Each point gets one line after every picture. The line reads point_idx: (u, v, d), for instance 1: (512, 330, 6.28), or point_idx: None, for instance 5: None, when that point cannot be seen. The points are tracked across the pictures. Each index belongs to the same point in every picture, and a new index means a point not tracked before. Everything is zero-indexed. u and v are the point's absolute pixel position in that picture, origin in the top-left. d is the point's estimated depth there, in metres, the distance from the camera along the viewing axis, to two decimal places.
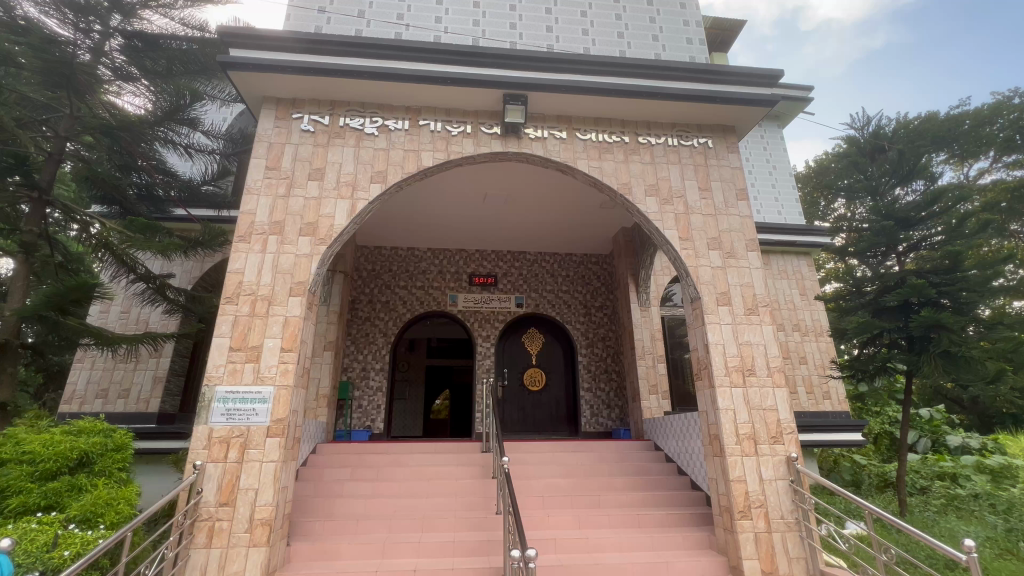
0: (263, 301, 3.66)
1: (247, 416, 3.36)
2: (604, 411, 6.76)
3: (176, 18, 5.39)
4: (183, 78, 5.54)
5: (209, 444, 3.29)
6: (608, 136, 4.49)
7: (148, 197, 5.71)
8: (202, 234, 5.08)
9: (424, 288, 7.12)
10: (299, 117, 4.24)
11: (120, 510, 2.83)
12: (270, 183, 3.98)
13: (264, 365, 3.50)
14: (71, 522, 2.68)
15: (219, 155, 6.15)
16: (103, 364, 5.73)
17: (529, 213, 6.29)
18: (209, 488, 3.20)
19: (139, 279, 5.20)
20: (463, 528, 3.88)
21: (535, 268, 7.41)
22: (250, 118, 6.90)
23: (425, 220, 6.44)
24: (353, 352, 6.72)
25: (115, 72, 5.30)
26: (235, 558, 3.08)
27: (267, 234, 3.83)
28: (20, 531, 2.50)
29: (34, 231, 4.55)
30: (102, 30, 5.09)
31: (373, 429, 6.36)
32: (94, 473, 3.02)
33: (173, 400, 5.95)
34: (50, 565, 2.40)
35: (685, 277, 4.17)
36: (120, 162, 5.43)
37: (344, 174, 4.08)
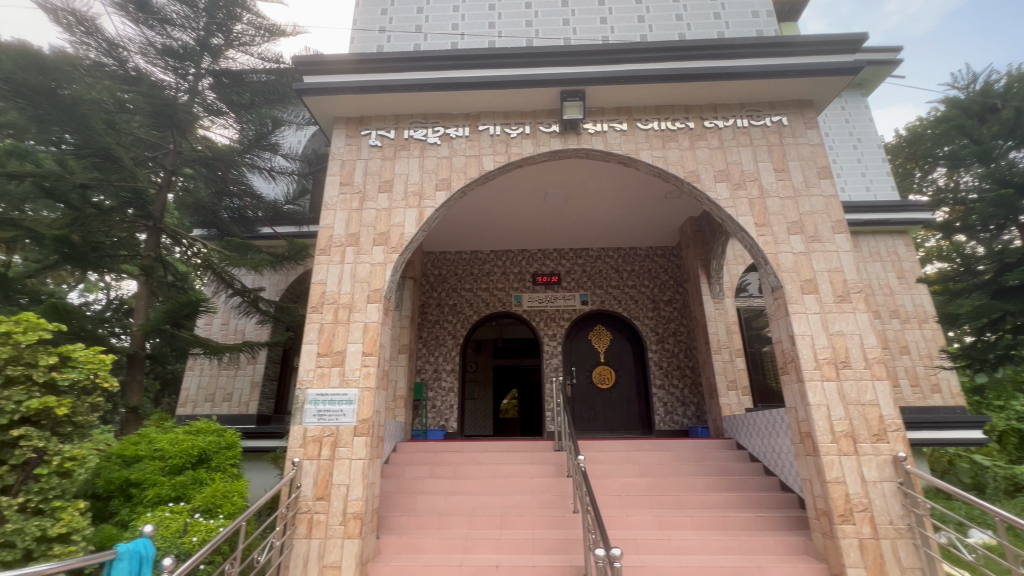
0: (344, 308, 3.90)
1: (337, 416, 3.61)
2: (679, 408, 6.53)
3: (255, 53, 5.92)
4: (264, 107, 6.05)
5: (304, 442, 3.57)
6: (671, 124, 4.33)
7: (240, 219, 6.26)
8: (288, 249, 5.53)
9: (489, 289, 7.25)
10: (367, 133, 4.48)
11: (234, 502, 3.15)
12: (345, 198, 4.24)
13: (348, 368, 3.74)
14: (197, 512, 3.03)
15: (298, 175, 6.58)
16: (209, 371, 6.41)
17: (591, 210, 6.22)
18: (307, 483, 3.47)
19: (236, 293, 5.75)
20: (541, 526, 3.91)
21: (598, 265, 7.31)
22: (323, 139, 7.40)
23: (486, 223, 6.55)
24: (425, 355, 6.99)
25: (208, 108, 5.87)
26: (333, 549, 3.31)
27: (344, 246, 4.09)
28: (158, 518, 2.86)
29: (151, 255, 5.16)
30: (195, 72, 5.70)
31: (447, 428, 6.57)
32: (212, 468, 3.39)
33: (269, 403, 6.52)
34: (182, 549, 2.72)
35: (763, 264, 3.92)
36: (216, 189, 6.00)
37: (411, 184, 4.26)
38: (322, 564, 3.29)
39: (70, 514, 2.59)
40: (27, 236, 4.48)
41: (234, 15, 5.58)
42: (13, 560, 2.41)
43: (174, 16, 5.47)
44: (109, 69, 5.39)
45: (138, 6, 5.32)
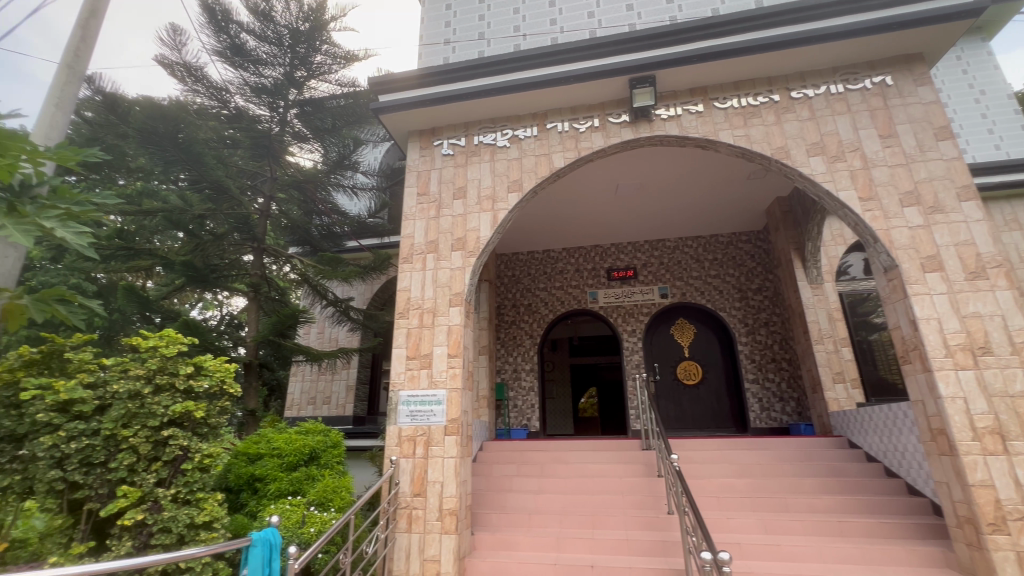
0: (428, 313, 4.07)
1: (428, 417, 3.76)
2: (776, 404, 6.08)
3: (334, 80, 6.42)
4: (345, 129, 6.46)
5: (400, 441, 3.76)
6: (752, 99, 4.04)
7: (329, 235, 6.65)
8: (374, 260, 5.88)
9: (564, 287, 7.21)
10: (439, 143, 4.65)
11: (343, 497, 3.43)
12: (423, 208, 4.42)
13: (436, 370, 3.89)
14: (313, 505, 3.31)
15: (377, 189, 6.96)
16: (310, 376, 7.01)
17: (667, 199, 5.97)
18: (404, 480, 3.65)
19: (330, 304, 6.19)
20: (635, 527, 3.80)
21: (677, 255, 7.00)
22: (398, 152, 7.76)
23: (557, 221, 6.52)
24: (505, 355, 7.11)
25: (296, 136, 6.36)
26: (432, 543, 3.46)
27: (425, 253, 4.27)
28: (281, 510, 3.17)
29: (257, 273, 5.71)
30: (285, 105, 6.20)
31: (530, 427, 6.62)
32: (321, 466, 3.71)
33: (363, 405, 6.98)
34: (303, 538, 3.00)
35: (872, 243, 3.53)
36: (306, 209, 6.51)
37: (484, 188, 4.35)
38: (422, 557, 3.45)
39: (211, 504, 2.95)
40: (161, 263, 5.18)
41: (315, 48, 6.16)
42: (170, 543, 2.78)
43: (264, 56, 6.10)
44: (214, 110, 6.07)
45: (235, 52, 6.00)
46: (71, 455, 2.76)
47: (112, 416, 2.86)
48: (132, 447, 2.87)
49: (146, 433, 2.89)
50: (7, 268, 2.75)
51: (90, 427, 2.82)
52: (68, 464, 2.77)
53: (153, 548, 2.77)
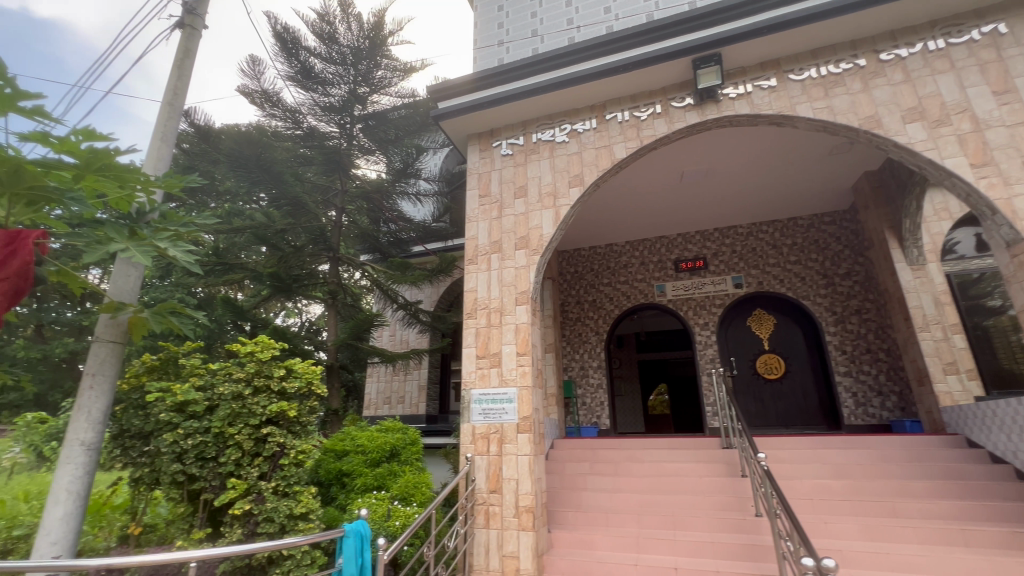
0: (496, 312, 4.12)
1: (500, 414, 3.81)
2: (874, 399, 5.55)
3: (395, 93, 6.74)
4: (407, 138, 6.74)
5: (474, 439, 3.84)
6: (833, 67, 3.71)
7: (397, 241, 7.00)
8: (440, 263, 6.04)
9: (629, 282, 7.03)
10: (498, 144, 4.69)
11: (424, 492, 3.58)
12: (485, 209, 4.49)
13: (506, 368, 3.92)
14: (396, 499, 3.51)
15: (440, 194, 7.23)
16: (384, 377, 7.37)
17: (738, 183, 5.64)
18: (480, 476, 3.72)
19: (400, 307, 6.46)
20: (720, 529, 3.62)
21: (751, 242, 6.58)
22: (456, 156, 7.98)
23: (619, 214, 6.37)
24: (571, 352, 7.05)
25: (363, 150, 6.69)
26: (510, 540, 3.49)
27: (489, 254, 4.32)
28: (368, 503, 3.36)
29: (333, 281, 6.07)
30: (351, 121, 6.52)
31: (600, 425, 6.52)
32: (402, 462, 3.90)
33: (435, 404, 7.22)
34: (389, 531, 3.15)
35: (989, 214, 3.11)
36: (374, 217, 6.85)
37: (545, 185, 4.33)
38: (501, 553, 3.49)
39: (306, 497, 3.17)
40: (251, 276, 5.65)
41: (376, 64, 6.50)
42: (274, 532, 3.02)
43: (331, 76, 6.46)
44: (289, 132, 6.51)
45: (305, 75, 6.38)
46: (188, 450, 3.08)
47: (219, 415, 3.14)
48: (237, 443, 3.14)
49: (248, 431, 3.16)
50: (130, 286, 3.11)
51: (201, 426, 3.12)
52: (185, 458, 3.08)
53: (259, 535, 3.03)
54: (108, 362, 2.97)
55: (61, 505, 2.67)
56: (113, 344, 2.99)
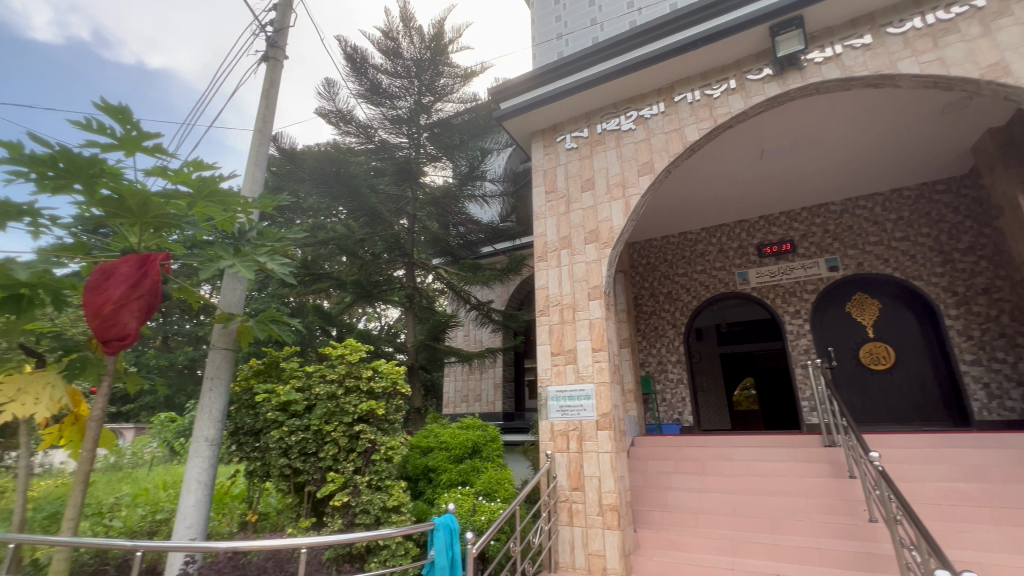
0: (568, 308, 4.08)
1: (578, 411, 3.77)
2: (1011, 391, 4.82)
3: (458, 99, 7.01)
4: (472, 142, 6.90)
5: (553, 436, 3.83)
6: (943, 13, 3.26)
7: (466, 243, 7.12)
8: (509, 262, 6.11)
9: (707, 271, 6.66)
10: (562, 139, 4.65)
11: (507, 488, 3.66)
12: (552, 205, 4.46)
13: (582, 365, 3.87)
14: (481, 494, 3.61)
15: (507, 194, 7.35)
16: (460, 376, 7.62)
17: (829, 155, 5.13)
18: (561, 473, 3.71)
19: (473, 308, 6.62)
20: (827, 535, 3.32)
21: (846, 220, 5.97)
22: (519, 154, 8.08)
23: (693, 200, 6.05)
24: (647, 346, 6.82)
25: (431, 157, 6.90)
26: (595, 538, 3.44)
27: (559, 250, 4.29)
28: (454, 497, 3.48)
29: (409, 285, 6.36)
30: (417, 130, 6.74)
31: (683, 422, 6.24)
32: (484, 458, 4.02)
33: (511, 401, 7.32)
34: (476, 525, 3.24)
35: None
36: (443, 221, 7.02)
37: (612, 175, 4.22)
38: (587, 551, 3.45)
39: (397, 491, 3.34)
40: (335, 284, 6.06)
41: (438, 72, 6.74)
42: (370, 523, 3.21)
43: (397, 90, 6.76)
44: (360, 146, 6.85)
45: (373, 91, 6.70)
46: (292, 446, 3.36)
47: (317, 414, 3.40)
48: (334, 440, 3.38)
49: (343, 428, 3.39)
50: (237, 297, 3.46)
51: (302, 423, 3.39)
52: (290, 453, 3.37)
53: (357, 526, 3.22)
54: (223, 367, 3.32)
55: (192, 494, 3.03)
56: (226, 350, 3.34)
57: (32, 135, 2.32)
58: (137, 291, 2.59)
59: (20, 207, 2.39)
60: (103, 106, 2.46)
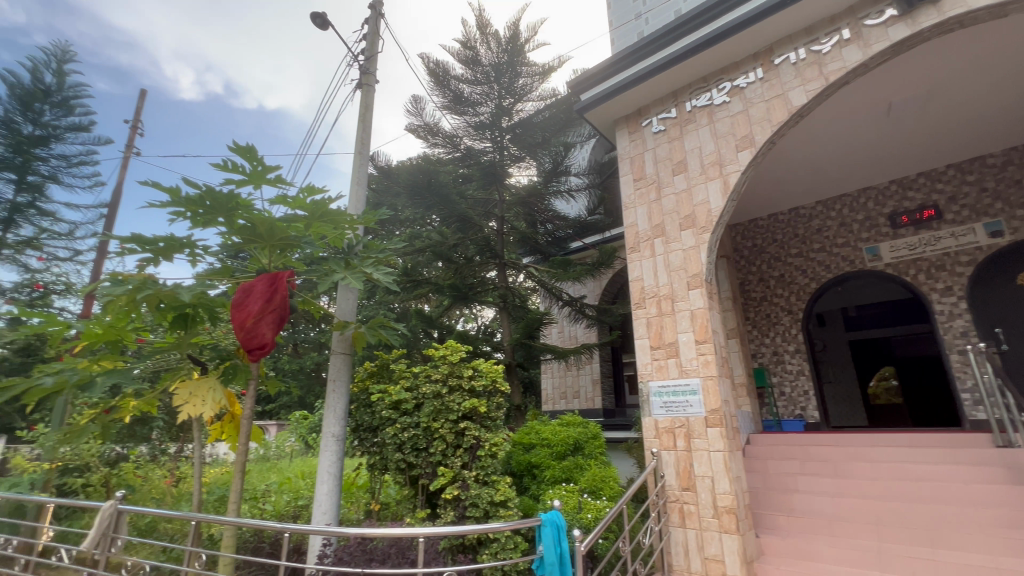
0: (666, 299, 3.89)
1: (684, 408, 3.57)
2: None
3: (537, 97, 7.08)
4: (554, 138, 6.88)
5: (658, 433, 3.67)
6: None
7: (555, 239, 7.31)
8: (600, 256, 6.00)
9: (826, 248, 5.94)
10: (648, 122, 4.44)
11: (612, 486, 3.59)
12: (641, 193, 4.29)
13: (685, 358, 3.66)
14: (586, 492, 3.57)
15: (593, 186, 7.23)
16: (558, 373, 7.67)
17: (979, 100, 4.30)
18: (670, 473, 3.54)
19: (566, 304, 6.59)
20: (1006, 552, 2.79)
21: (1010, 174, 4.95)
22: (603, 144, 7.98)
23: (804, 171, 5.44)
24: (759, 336, 6.27)
25: (515, 158, 7.02)
26: (711, 541, 3.24)
27: (652, 239, 4.11)
28: (559, 494, 3.50)
29: (501, 286, 6.51)
30: (500, 133, 6.90)
31: (807, 418, 5.64)
32: (587, 455, 3.98)
33: (610, 398, 7.19)
34: (583, 523, 3.21)
35: None
36: (531, 220, 7.09)
37: (707, 154, 3.94)
38: (704, 556, 3.25)
39: (504, 486, 3.42)
40: (434, 289, 6.41)
41: (517, 73, 6.85)
42: (480, 516, 3.27)
43: (478, 97, 6.96)
44: (447, 155, 7.11)
45: (456, 101, 6.95)
46: (405, 441, 3.61)
47: (426, 411, 3.62)
48: (442, 436, 3.57)
49: (450, 425, 3.57)
50: (350, 306, 3.79)
51: (413, 420, 3.63)
52: (404, 448, 3.62)
53: (468, 518, 3.32)
54: (343, 369, 3.67)
55: (325, 483, 3.38)
56: (344, 355, 3.68)
57: (187, 180, 2.76)
58: (270, 304, 2.96)
59: (181, 240, 2.85)
60: (236, 147, 2.84)
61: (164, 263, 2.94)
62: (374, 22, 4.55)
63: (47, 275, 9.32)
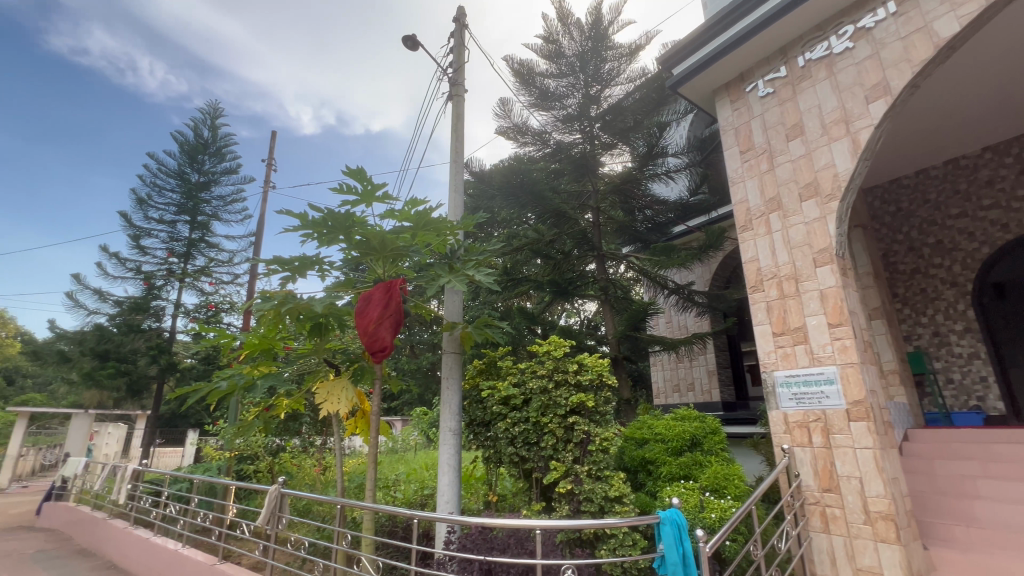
0: (789, 280, 3.49)
1: (819, 399, 3.18)
2: None
3: (626, 79, 6.90)
4: (648, 119, 6.61)
5: (789, 428, 3.31)
6: None
7: (656, 226, 7.04)
8: (707, 238, 5.59)
9: (1001, 204, 4.89)
10: (753, 86, 4.03)
11: (738, 485, 3.33)
12: (750, 165, 3.91)
13: (817, 344, 3.26)
14: (708, 491, 3.36)
15: (694, 165, 6.77)
16: (669, 365, 7.36)
17: None
18: (806, 472, 3.18)
19: (672, 292, 6.26)
20: None
21: None
22: (702, 117, 7.53)
23: (960, 115, 4.53)
24: (913, 315, 5.39)
25: (607, 145, 6.81)
26: (864, 551, 2.85)
27: (767, 215, 3.72)
28: (678, 492, 3.35)
29: (601, 278, 6.37)
30: (590, 123, 6.73)
31: (986, 410, 4.72)
32: (706, 452, 3.75)
33: (730, 390, 6.68)
34: (706, 523, 3.03)
35: None
36: (628, 207, 6.89)
37: (828, 112, 3.47)
38: (856, 567, 2.87)
39: (618, 482, 3.36)
40: (534, 286, 6.49)
41: (603, 59, 6.69)
42: (596, 511, 3.29)
43: (565, 89, 6.87)
44: (536, 153, 7.09)
45: (543, 97, 6.88)
46: (517, 436, 3.71)
47: (534, 407, 3.68)
48: (551, 431, 3.61)
49: (558, 419, 3.60)
50: (457, 307, 3.99)
51: (522, 415, 3.72)
52: (516, 442, 3.72)
53: (584, 513, 3.34)
54: (454, 367, 3.88)
55: (446, 475, 3.61)
56: (454, 354, 3.89)
57: (312, 205, 3.12)
58: (387, 310, 3.25)
59: (311, 258, 3.24)
60: (349, 171, 3.15)
61: (300, 279, 3.36)
62: (459, 34, 4.73)
63: (217, 296, 11.23)
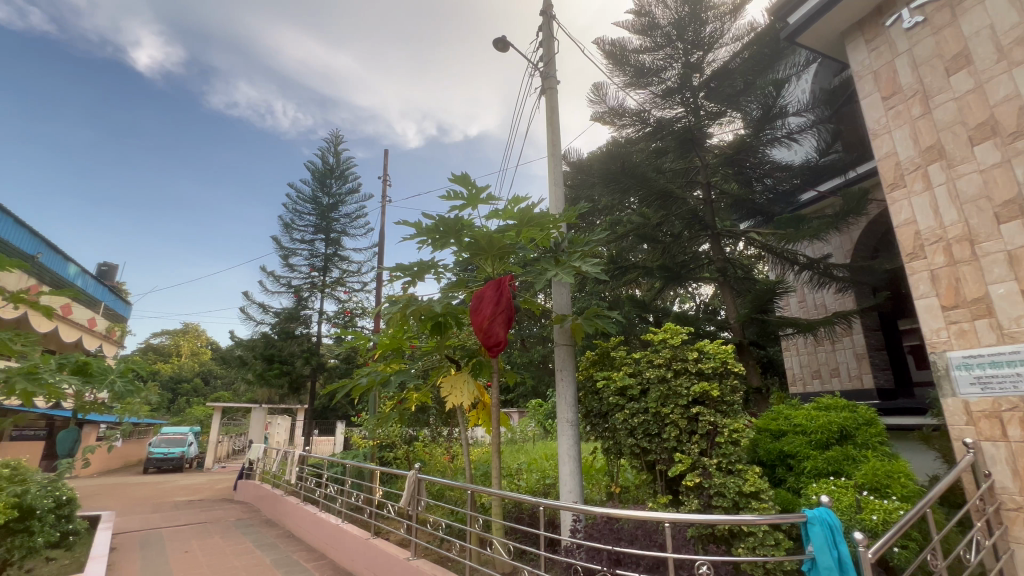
0: (961, 241, 2.92)
1: (1015, 384, 2.61)
2: None
3: (732, 39, 6.39)
4: (761, 78, 6.03)
5: (972, 419, 2.77)
6: None
7: (779, 195, 6.46)
8: (845, 202, 4.90)
9: None
10: (895, 18, 3.42)
11: (905, 484, 2.88)
12: (897, 111, 3.33)
13: (1007, 318, 2.68)
14: (865, 489, 2.97)
15: (821, 122, 6.00)
16: (806, 349, 6.62)
17: None
18: (1000, 471, 2.63)
19: (803, 267, 5.59)
20: None
21: None
22: (826, 66, 6.67)
23: None
24: None
25: (714, 115, 6.31)
26: None
27: (924, 167, 3.14)
28: (827, 490, 3.00)
29: (718, 258, 5.91)
30: (692, 93, 6.20)
31: None
32: (860, 446, 3.31)
33: (887, 374, 5.79)
34: (866, 526, 2.67)
35: None
36: (743, 179, 6.34)
37: (1005, 31, 2.83)
38: None
39: (753, 476, 3.12)
40: (643, 273, 6.17)
41: (703, 21, 6.21)
42: (729, 507, 3.07)
43: (662, 62, 6.43)
44: (635, 134, 6.69)
45: (639, 73, 6.45)
46: (637, 427, 3.62)
47: (653, 397, 3.56)
48: (673, 421, 3.46)
49: (680, 410, 3.44)
50: (566, 300, 4.01)
51: (641, 406, 3.62)
52: (636, 433, 3.63)
53: (716, 509, 3.11)
54: (567, 360, 3.91)
55: (567, 465, 3.66)
56: (566, 346, 3.92)
57: (425, 213, 3.37)
58: (498, 308, 3.37)
59: (427, 262, 3.51)
60: (456, 177, 3.34)
61: (420, 283, 3.65)
62: (547, 27, 4.73)
63: (352, 302, 12.69)
